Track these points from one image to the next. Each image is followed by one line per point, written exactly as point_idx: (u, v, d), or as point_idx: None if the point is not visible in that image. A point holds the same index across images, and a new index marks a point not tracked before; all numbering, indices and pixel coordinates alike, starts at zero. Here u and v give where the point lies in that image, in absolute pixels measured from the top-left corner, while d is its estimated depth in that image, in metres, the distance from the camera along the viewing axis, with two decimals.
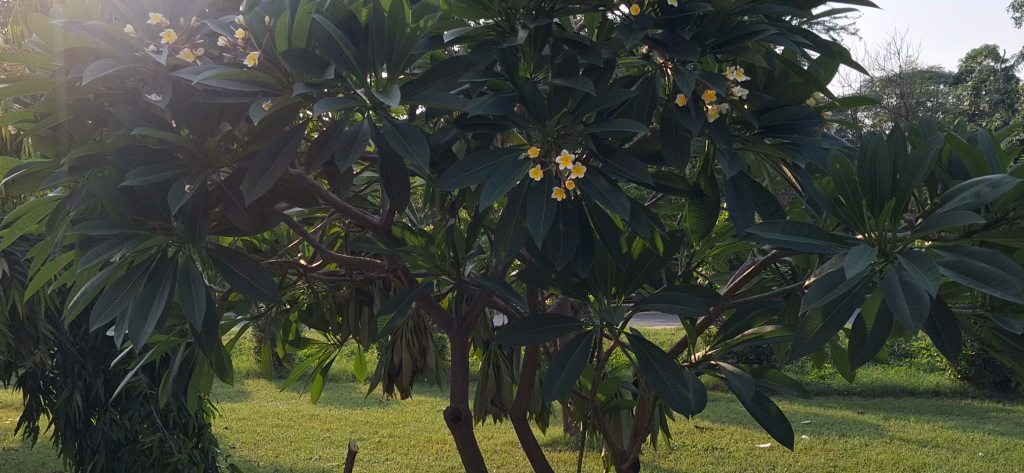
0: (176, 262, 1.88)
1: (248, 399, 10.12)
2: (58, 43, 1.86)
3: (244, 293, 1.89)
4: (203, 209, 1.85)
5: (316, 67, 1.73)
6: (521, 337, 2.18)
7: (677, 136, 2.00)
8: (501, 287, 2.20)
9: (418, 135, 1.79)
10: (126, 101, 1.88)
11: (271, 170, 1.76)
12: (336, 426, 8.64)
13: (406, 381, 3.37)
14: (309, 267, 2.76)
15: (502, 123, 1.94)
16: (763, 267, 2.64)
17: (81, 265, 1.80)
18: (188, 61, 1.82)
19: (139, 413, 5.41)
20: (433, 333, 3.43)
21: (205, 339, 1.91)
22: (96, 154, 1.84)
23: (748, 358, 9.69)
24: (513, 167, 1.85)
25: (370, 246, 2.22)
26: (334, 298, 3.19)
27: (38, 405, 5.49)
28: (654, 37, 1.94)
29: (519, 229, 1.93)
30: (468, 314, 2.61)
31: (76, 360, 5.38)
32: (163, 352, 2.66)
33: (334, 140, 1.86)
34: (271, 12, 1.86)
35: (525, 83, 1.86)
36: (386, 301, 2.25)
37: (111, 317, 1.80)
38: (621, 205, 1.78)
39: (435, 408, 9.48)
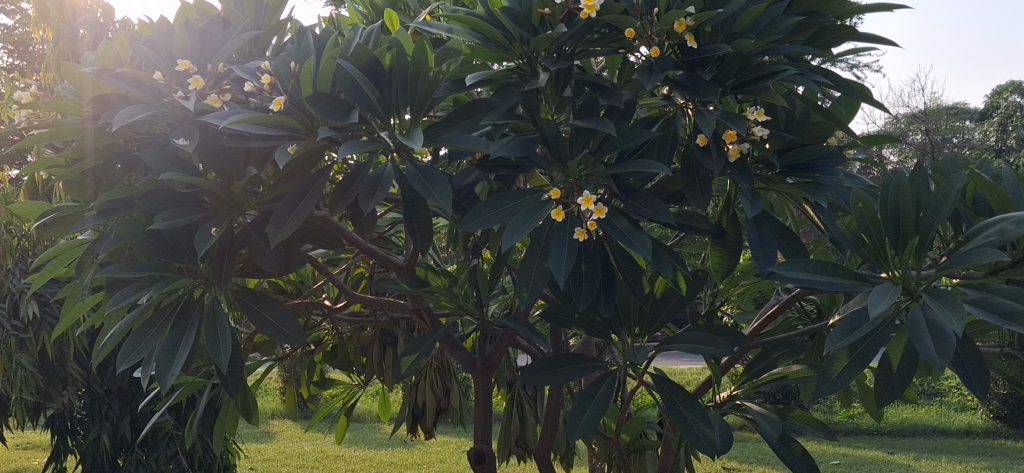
0: (202, 303, 1.90)
1: (273, 439, 10.13)
2: (88, 89, 1.91)
3: (269, 335, 1.91)
4: (229, 252, 1.88)
5: (341, 111, 1.76)
6: (544, 377, 2.18)
7: (699, 176, 2.01)
8: (524, 328, 2.21)
9: (441, 177, 1.81)
10: (154, 145, 1.92)
11: (296, 212, 1.79)
12: (362, 466, 8.63)
13: (430, 422, 3.36)
14: (334, 308, 2.78)
15: (524, 165, 1.96)
16: (787, 307, 2.64)
17: (108, 308, 1.83)
18: (215, 106, 1.86)
19: (165, 454, 5.38)
20: (457, 374, 3.44)
21: (230, 380, 1.93)
22: (124, 199, 1.87)
23: (776, 398, 9.60)
24: (535, 207, 1.87)
25: (393, 287, 2.23)
26: (359, 340, 3.21)
27: (66, 446, 5.52)
28: (674, 78, 1.96)
29: (541, 269, 1.94)
30: (491, 355, 2.61)
31: (103, 401, 5.38)
32: (189, 392, 2.67)
33: (358, 183, 1.88)
34: (296, 57, 1.89)
35: (548, 125, 1.88)
36: (410, 341, 2.26)
37: (137, 359, 1.83)
38: (643, 245, 1.78)
39: (459, 448, 9.44)
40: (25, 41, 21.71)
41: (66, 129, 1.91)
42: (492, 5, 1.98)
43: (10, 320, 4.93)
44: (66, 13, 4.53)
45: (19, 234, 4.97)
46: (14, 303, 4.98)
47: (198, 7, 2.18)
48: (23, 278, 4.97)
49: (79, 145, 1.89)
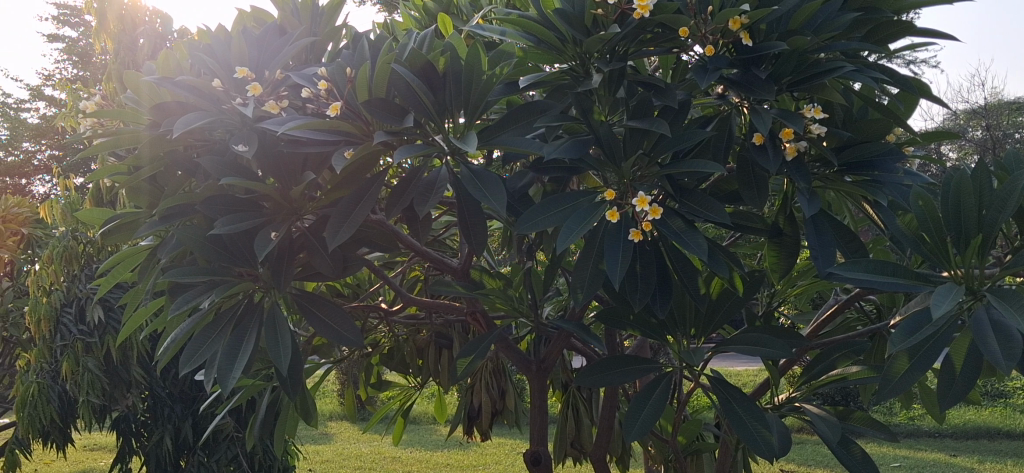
0: (263, 307, 1.92)
1: (331, 441, 10.24)
2: (149, 98, 1.95)
3: (327, 337, 1.93)
4: (288, 255, 1.91)
5: (396, 116, 1.78)
6: (599, 379, 2.17)
7: (754, 175, 1.99)
8: (579, 330, 2.20)
9: (495, 179, 1.82)
10: (214, 152, 1.95)
11: (353, 216, 1.81)
12: (418, 468, 8.68)
13: (486, 424, 3.37)
14: (390, 311, 2.80)
15: (578, 166, 1.96)
16: (846, 307, 2.60)
17: (170, 312, 1.87)
18: (273, 113, 1.89)
19: (227, 455, 5.47)
20: (511, 376, 3.45)
21: (290, 383, 1.95)
22: (185, 205, 1.91)
23: (834, 400, 9.46)
24: (590, 209, 1.87)
25: (449, 289, 2.25)
26: (415, 342, 3.23)
27: (130, 448, 5.63)
28: (729, 77, 1.94)
29: (596, 270, 1.93)
30: (546, 357, 2.61)
31: (166, 404, 5.48)
32: (250, 395, 2.72)
33: (413, 186, 1.90)
34: (352, 63, 1.91)
35: (601, 126, 1.88)
36: (466, 343, 2.27)
37: (199, 362, 1.86)
38: (699, 246, 1.77)
39: (514, 450, 9.45)
40: (88, 53, 22.22)
41: (127, 137, 1.95)
42: (544, 7, 1.98)
43: (76, 325, 5.07)
44: (126, 25, 4.64)
45: (84, 241, 5.11)
46: (80, 308, 5.10)
47: (255, 15, 2.22)
48: (89, 284, 5.10)
49: (141, 153, 1.93)
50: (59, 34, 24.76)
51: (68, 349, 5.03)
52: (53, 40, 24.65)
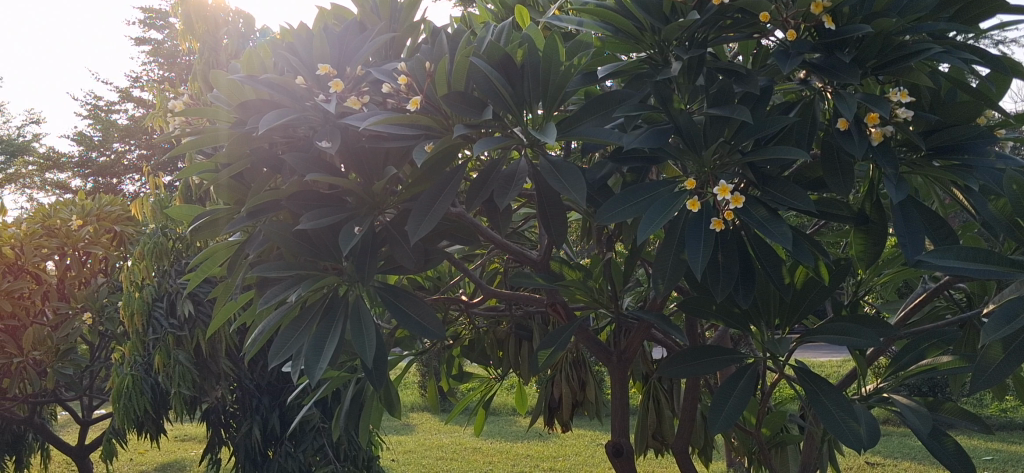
0: (346, 300, 1.95)
1: (413, 432, 10.39)
2: (236, 97, 2.00)
3: (410, 330, 1.95)
4: (372, 249, 1.93)
5: (475, 109, 1.78)
6: (682, 370, 2.15)
7: (839, 161, 1.94)
8: (660, 321, 2.19)
9: (575, 171, 1.80)
10: (299, 148, 1.99)
11: (434, 209, 1.82)
12: (498, 458, 8.74)
13: (567, 415, 3.37)
14: (471, 303, 2.82)
15: (657, 156, 1.94)
16: (935, 296, 2.53)
17: (259, 307, 1.90)
18: (355, 109, 1.91)
19: (313, 445, 5.59)
20: (591, 367, 3.44)
21: (375, 374, 1.98)
22: (271, 201, 1.95)
23: (922, 391, 9.22)
24: (671, 199, 1.85)
25: (529, 281, 2.25)
26: (495, 334, 3.25)
27: (221, 438, 5.78)
28: (811, 61, 1.90)
29: (678, 260, 1.92)
30: (627, 348, 2.59)
31: (254, 395, 5.60)
32: (335, 386, 2.77)
33: (493, 179, 1.90)
34: (431, 57, 1.93)
35: (681, 115, 1.85)
36: (547, 335, 2.27)
37: (287, 355, 1.89)
38: (783, 234, 1.73)
39: (595, 441, 9.45)
40: (174, 54, 22.86)
41: (216, 135, 2.00)
42: None
43: (167, 319, 5.20)
44: (210, 25, 4.75)
45: (174, 237, 5.25)
46: (171, 302, 5.24)
47: (335, 12, 2.25)
48: (179, 279, 5.24)
49: (228, 152, 1.98)
50: (145, 37, 25.47)
51: (160, 342, 5.16)
52: (140, 43, 25.37)
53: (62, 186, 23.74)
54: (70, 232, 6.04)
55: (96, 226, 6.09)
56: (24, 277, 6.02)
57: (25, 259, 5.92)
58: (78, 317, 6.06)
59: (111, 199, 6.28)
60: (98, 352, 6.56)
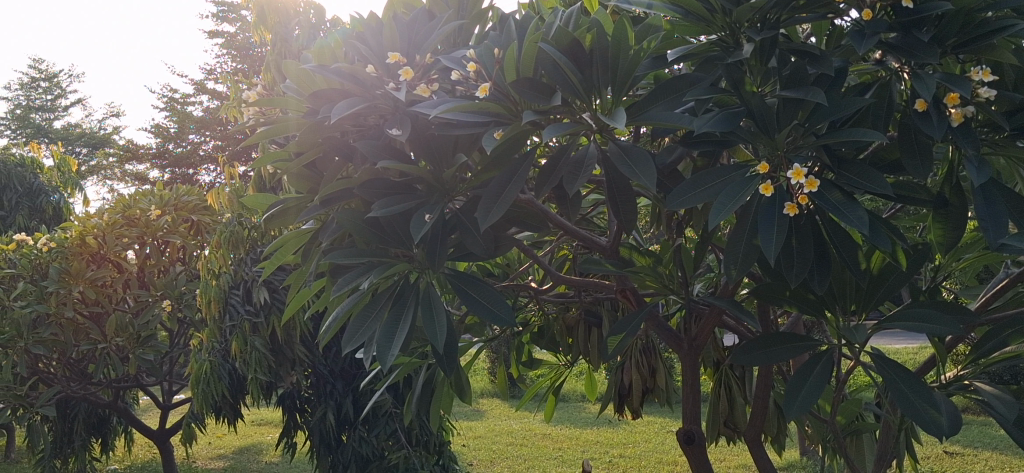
0: (417, 287, 1.96)
1: (483, 417, 10.48)
2: (308, 87, 2.02)
3: (480, 316, 1.95)
4: (442, 236, 1.93)
5: (544, 95, 1.78)
6: (755, 356, 2.11)
7: (917, 143, 1.89)
8: (732, 307, 2.16)
9: (645, 156, 1.78)
10: (369, 136, 2.00)
11: (504, 195, 1.83)
12: (568, 445, 8.75)
13: (637, 402, 3.37)
14: (540, 290, 2.82)
15: (728, 140, 1.91)
16: (1019, 280, 2.44)
17: (332, 293, 1.93)
18: (424, 96, 1.93)
19: (386, 430, 5.63)
20: (661, 352, 3.42)
21: (446, 360, 1.99)
22: (343, 189, 1.98)
23: (1003, 379, 8.99)
24: (743, 182, 1.82)
25: (598, 268, 2.24)
26: (565, 320, 3.26)
27: (296, 422, 5.88)
28: (888, 41, 1.85)
29: (751, 245, 1.89)
30: (698, 334, 2.55)
31: (328, 381, 5.67)
32: (406, 372, 2.81)
33: (562, 165, 1.89)
34: (500, 43, 1.94)
35: (753, 97, 1.82)
36: (616, 321, 2.25)
37: (360, 341, 1.92)
38: (859, 218, 1.69)
39: (665, 429, 9.42)
40: (247, 47, 23.31)
41: (289, 125, 2.03)
42: None
43: (244, 305, 5.31)
44: (282, 16, 4.81)
45: (249, 226, 5.35)
46: (247, 289, 5.34)
47: (405, 1, 2.27)
48: (254, 267, 5.34)
49: (300, 141, 2.00)
50: (219, 30, 26.00)
51: (236, 329, 5.26)
52: (214, 36, 25.85)
53: (141, 178, 24.43)
54: (150, 222, 6.19)
55: (174, 216, 6.20)
56: (106, 266, 6.21)
57: (107, 248, 6.11)
58: (158, 304, 6.25)
59: (188, 188, 6.36)
60: (178, 339, 6.73)
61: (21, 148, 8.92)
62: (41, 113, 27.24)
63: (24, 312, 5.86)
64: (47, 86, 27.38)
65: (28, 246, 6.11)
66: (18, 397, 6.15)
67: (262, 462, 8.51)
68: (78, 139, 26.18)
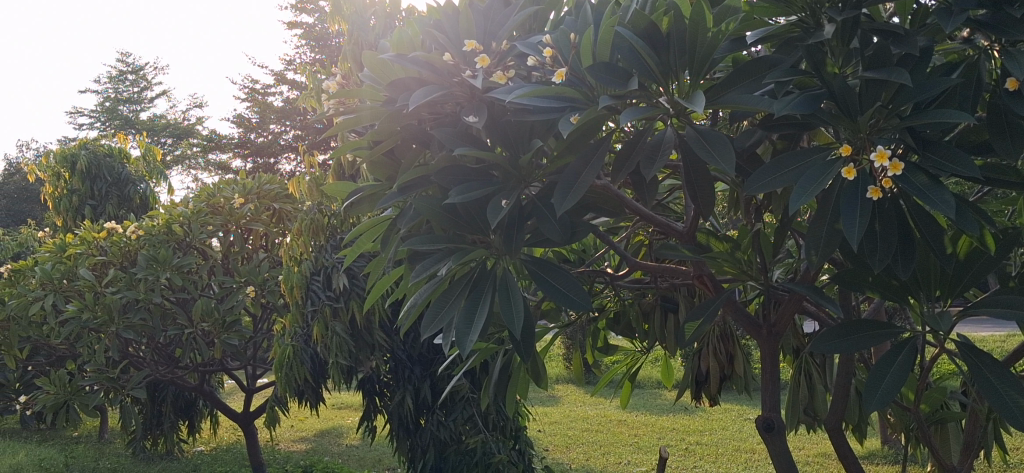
0: (495, 273, 1.97)
1: (558, 403, 10.53)
2: (385, 75, 2.06)
3: (556, 300, 1.96)
4: (519, 222, 1.94)
5: (620, 79, 1.77)
6: (836, 344, 2.06)
7: (1007, 124, 1.83)
8: (812, 292, 2.15)
9: (723, 138, 1.76)
10: (446, 124, 2.02)
11: (580, 181, 1.82)
12: (644, 431, 8.72)
13: (715, 388, 3.38)
14: (616, 275, 2.81)
15: (809, 122, 1.88)
16: None
17: (412, 279, 1.96)
18: (501, 83, 1.94)
19: (463, 415, 5.60)
20: (739, 339, 3.40)
21: (523, 346, 2.00)
22: (420, 176, 2.00)
23: None
24: (824, 166, 1.78)
25: (674, 253, 2.23)
26: (641, 306, 3.28)
27: (375, 406, 5.89)
28: (977, 18, 1.79)
29: (833, 230, 1.85)
30: (778, 320, 2.50)
31: (406, 365, 5.65)
32: (483, 358, 2.84)
33: (638, 150, 1.88)
34: (576, 29, 1.94)
35: (834, 78, 1.78)
36: (693, 307, 2.23)
37: (439, 327, 1.94)
38: (945, 201, 1.64)
39: (742, 416, 9.34)
40: (325, 37, 23.69)
41: (366, 114, 2.05)
42: None
43: (324, 291, 5.39)
44: (358, 7, 4.86)
45: (329, 214, 5.43)
46: (327, 276, 5.43)
47: None
48: (335, 254, 5.41)
49: (379, 129, 2.04)
50: (298, 21, 26.44)
51: (318, 314, 5.36)
52: (293, 27, 26.25)
53: (224, 168, 25.03)
54: (233, 210, 6.40)
55: (256, 204, 6.35)
56: (191, 253, 6.47)
57: (192, 235, 6.33)
58: (242, 290, 6.34)
59: (270, 177, 6.48)
60: (261, 324, 6.88)
61: (109, 139, 9.17)
62: (128, 105, 28.03)
63: (114, 297, 6.06)
64: (134, 79, 28.14)
65: (117, 234, 6.33)
66: (110, 378, 6.28)
67: (342, 445, 8.68)
68: (164, 130, 27.00)
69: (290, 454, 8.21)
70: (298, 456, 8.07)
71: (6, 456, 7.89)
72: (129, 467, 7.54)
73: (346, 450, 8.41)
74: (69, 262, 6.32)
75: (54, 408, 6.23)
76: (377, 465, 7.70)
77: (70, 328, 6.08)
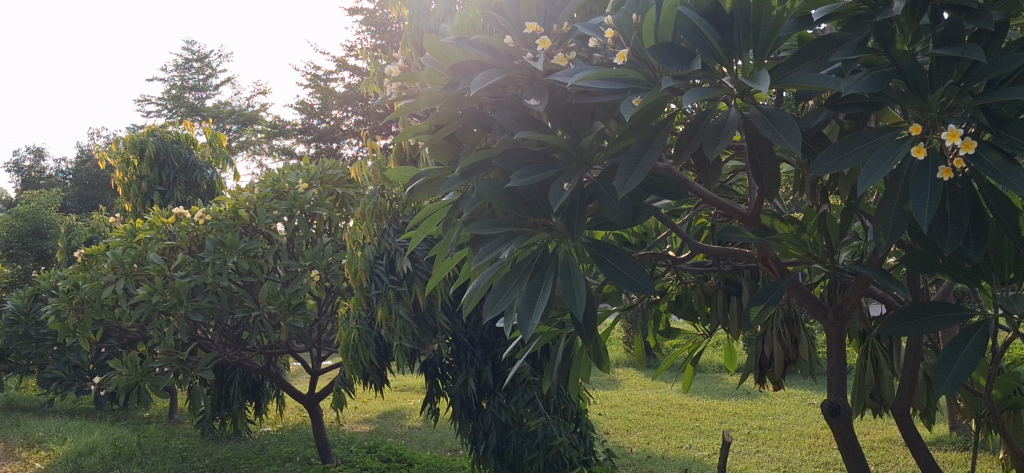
0: (557, 257, 1.97)
1: (619, 387, 10.52)
2: (447, 59, 2.06)
3: (618, 284, 1.95)
4: (581, 206, 1.93)
5: (683, 60, 1.74)
6: (905, 327, 2.02)
7: None
8: (880, 276, 2.11)
9: (789, 119, 1.73)
10: (507, 108, 2.02)
11: (642, 162, 1.80)
12: (705, 415, 8.66)
13: (779, 373, 3.35)
14: (678, 258, 2.78)
15: (877, 101, 1.84)
16: None
17: (474, 263, 1.97)
18: (562, 65, 1.94)
19: (524, 397, 5.59)
20: (804, 324, 3.39)
21: (585, 329, 1.99)
22: (482, 160, 2.00)
23: None
24: (893, 146, 1.74)
25: (738, 236, 2.21)
26: (703, 289, 3.25)
27: (437, 389, 5.92)
28: None
29: (902, 211, 1.81)
30: (844, 304, 2.45)
31: (468, 348, 5.65)
32: (545, 341, 2.85)
33: (702, 131, 1.86)
34: (638, 9, 1.93)
35: (903, 56, 1.73)
36: (757, 290, 2.20)
37: (501, 310, 1.94)
38: (1019, 182, 1.59)
39: (805, 401, 9.24)
40: (385, 23, 23.82)
41: (428, 99, 2.06)
42: None
43: (388, 275, 5.43)
44: None
45: (391, 198, 5.49)
46: (391, 259, 5.49)
47: None
48: (397, 238, 5.46)
49: (442, 113, 2.04)
50: (358, 7, 26.63)
51: (382, 297, 5.41)
52: (353, 13, 26.46)
53: (287, 153, 25.39)
54: (298, 195, 6.53)
55: (320, 189, 6.54)
56: (258, 237, 6.60)
57: (258, 220, 6.46)
58: (307, 274, 6.40)
59: (333, 163, 6.71)
60: (325, 307, 6.97)
61: (177, 126, 9.34)
62: (194, 93, 28.53)
63: (183, 281, 6.20)
64: (199, 67, 28.61)
65: (186, 219, 6.47)
66: (180, 361, 6.43)
67: (404, 427, 8.78)
68: (228, 117, 27.50)
69: (354, 435, 8.32)
70: (362, 437, 8.17)
71: (82, 435, 8.13)
72: (199, 447, 7.71)
73: (408, 431, 8.52)
74: (140, 246, 6.47)
75: (127, 389, 6.39)
76: (438, 447, 7.79)
77: (141, 311, 6.22)
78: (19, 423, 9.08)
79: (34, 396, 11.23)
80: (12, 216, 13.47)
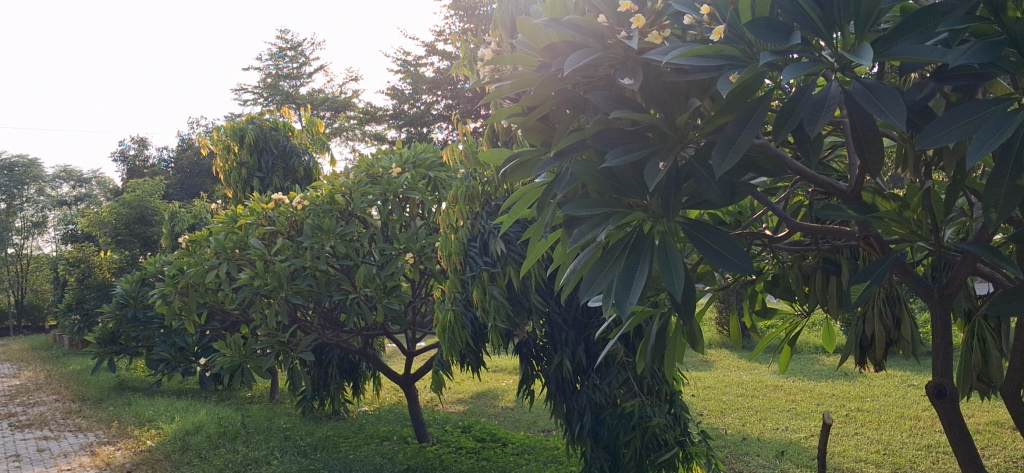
0: (652, 238, 1.95)
1: (713, 368, 10.42)
2: (540, 40, 2.06)
3: (715, 262, 1.93)
4: (676, 185, 1.91)
5: (782, 34, 1.70)
6: (1016, 305, 1.94)
7: None
8: (988, 253, 2.04)
9: (892, 92, 1.68)
10: (600, 88, 2.00)
11: (739, 141, 1.77)
12: (803, 397, 8.51)
13: (881, 354, 3.28)
14: (775, 237, 2.73)
15: (988, 72, 1.77)
16: None
17: (570, 245, 1.98)
18: (656, 44, 1.92)
19: (618, 379, 5.55)
20: (906, 303, 3.30)
21: (683, 310, 1.98)
22: (576, 141, 1.99)
23: None
24: (1004, 118, 1.66)
25: (839, 214, 2.15)
26: (801, 269, 3.19)
27: (531, 370, 5.94)
28: None
29: (1014, 186, 1.74)
30: (950, 283, 2.36)
31: (562, 329, 5.67)
32: (639, 322, 2.82)
33: (803, 105, 1.81)
34: None
35: (1016, 24, 1.66)
36: (860, 268, 2.15)
37: (598, 289, 1.94)
38: None
39: (905, 383, 9.00)
40: (473, 6, 23.87)
41: (521, 80, 2.06)
42: None
43: (482, 257, 5.48)
44: None
45: (483, 181, 5.53)
46: (484, 241, 5.53)
47: None
48: (490, 221, 5.50)
49: (535, 94, 2.04)
50: None
51: (477, 279, 5.44)
52: None
53: (379, 138, 25.74)
54: (392, 180, 6.61)
55: (413, 173, 6.64)
56: (354, 221, 6.71)
57: (353, 204, 6.59)
58: (401, 257, 6.46)
59: (425, 147, 6.86)
60: (420, 290, 7.06)
61: (275, 114, 9.57)
62: (288, 80, 29.14)
63: (283, 265, 6.34)
64: (292, 55, 29.20)
65: (284, 205, 6.63)
66: (281, 343, 6.59)
67: (498, 407, 8.86)
68: (321, 103, 28.05)
69: (449, 415, 8.43)
70: (456, 417, 8.27)
71: (189, 414, 8.43)
72: (302, 425, 7.92)
73: (503, 411, 8.59)
74: (241, 232, 6.65)
75: (230, 369, 6.59)
76: (532, 427, 7.83)
77: (243, 294, 6.40)
78: (131, 403, 9.45)
79: (144, 377, 11.71)
80: (120, 203, 14.00)
